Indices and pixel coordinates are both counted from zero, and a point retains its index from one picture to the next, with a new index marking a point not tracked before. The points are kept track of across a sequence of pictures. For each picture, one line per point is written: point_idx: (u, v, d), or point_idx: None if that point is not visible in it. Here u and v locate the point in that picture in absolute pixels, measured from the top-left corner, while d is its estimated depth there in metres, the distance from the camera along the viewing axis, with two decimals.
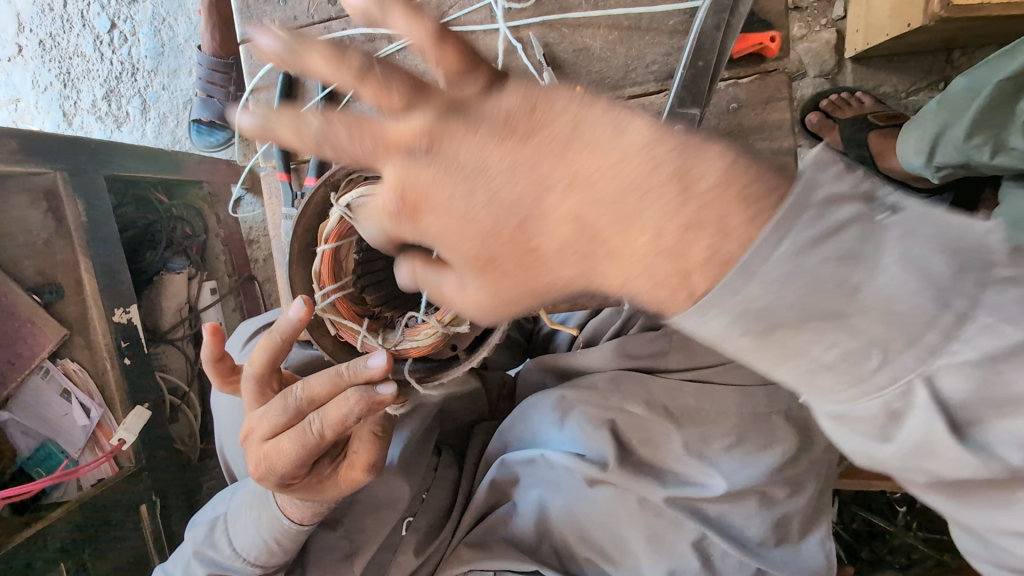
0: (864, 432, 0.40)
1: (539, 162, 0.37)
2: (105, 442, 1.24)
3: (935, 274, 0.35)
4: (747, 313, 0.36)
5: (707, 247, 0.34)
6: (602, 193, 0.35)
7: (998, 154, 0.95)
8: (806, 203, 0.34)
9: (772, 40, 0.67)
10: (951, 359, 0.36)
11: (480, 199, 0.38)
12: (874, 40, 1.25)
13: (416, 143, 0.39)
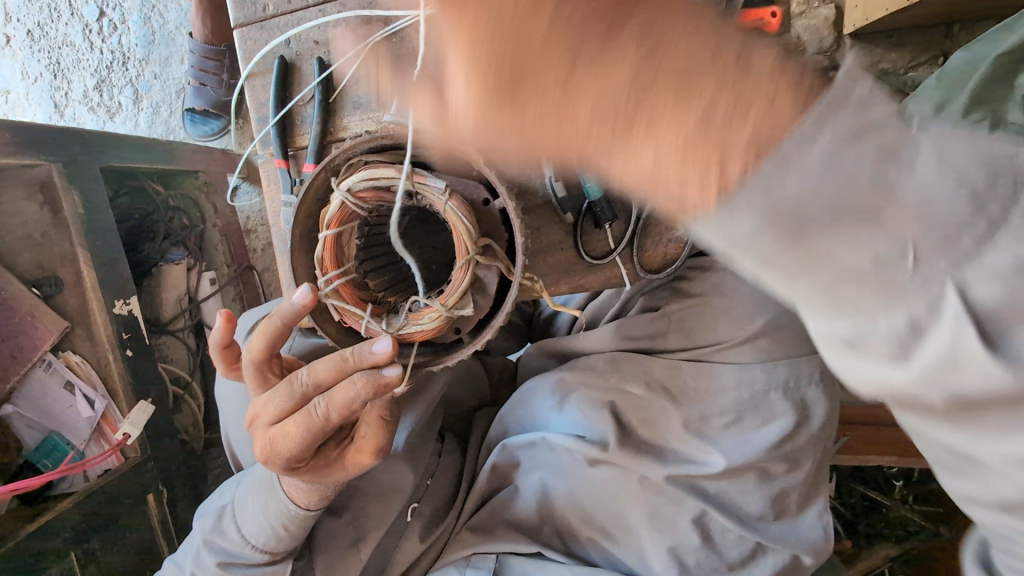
0: (890, 372, 0.32)
1: (572, 38, 0.34)
2: (110, 434, 1.25)
3: (971, 176, 0.30)
4: (774, 206, 0.31)
5: (745, 145, 0.31)
6: (642, 67, 0.32)
7: (994, 130, 0.94)
8: (840, 103, 0.31)
9: (773, 15, 0.66)
10: (988, 265, 0.29)
11: (509, 61, 0.34)
12: (873, 16, 1.24)
13: (444, 18, 0.37)
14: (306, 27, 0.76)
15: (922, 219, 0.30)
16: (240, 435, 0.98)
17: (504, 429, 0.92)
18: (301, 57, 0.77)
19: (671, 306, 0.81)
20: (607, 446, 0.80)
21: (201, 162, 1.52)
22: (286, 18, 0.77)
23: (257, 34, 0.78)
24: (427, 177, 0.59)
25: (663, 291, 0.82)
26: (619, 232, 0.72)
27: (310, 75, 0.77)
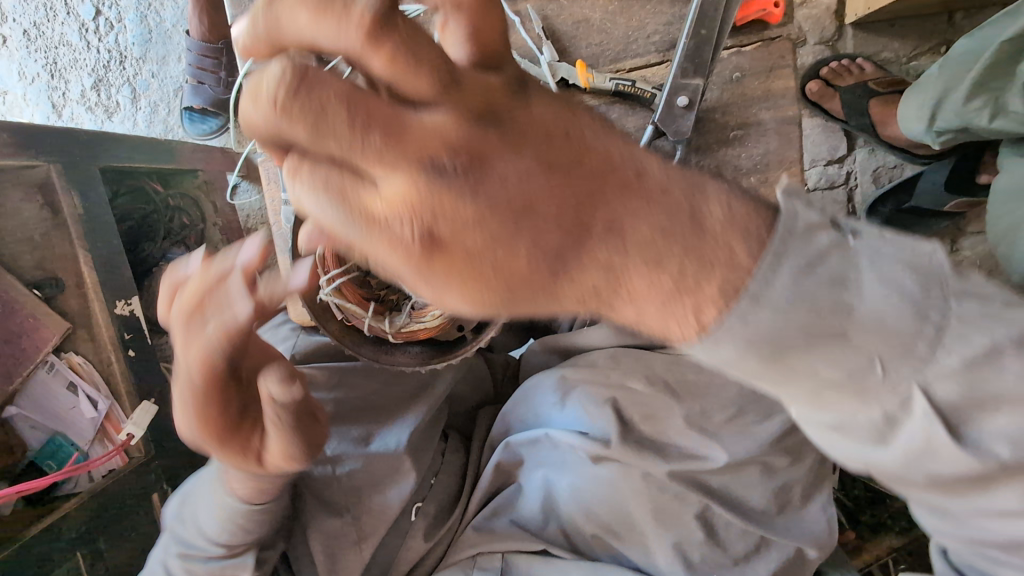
0: (858, 441, 0.38)
1: (577, 200, 0.39)
2: (114, 435, 1.25)
3: (911, 286, 0.36)
4: (752, 336, 0.37)
5: (718, 284, 0.37)
6: (635, 232, 0.38)
7: (997, 118, 0.94)
8: (794, 226, 0.36)
9: (776, 5, 0.67)
10: (939, 367, 0.36)
11: (515, 245, 0.39)
12: (875, 5, 1.23)
13: (443, 160, 0.38)
14: None
15: (885, 334, 0.36)
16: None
17: (506, 428, 0.91)
18: None
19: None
20: (609, 442, 0.79)
21: (200, 161, 1.49)
22: None
23: None
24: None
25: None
26: None
27: None
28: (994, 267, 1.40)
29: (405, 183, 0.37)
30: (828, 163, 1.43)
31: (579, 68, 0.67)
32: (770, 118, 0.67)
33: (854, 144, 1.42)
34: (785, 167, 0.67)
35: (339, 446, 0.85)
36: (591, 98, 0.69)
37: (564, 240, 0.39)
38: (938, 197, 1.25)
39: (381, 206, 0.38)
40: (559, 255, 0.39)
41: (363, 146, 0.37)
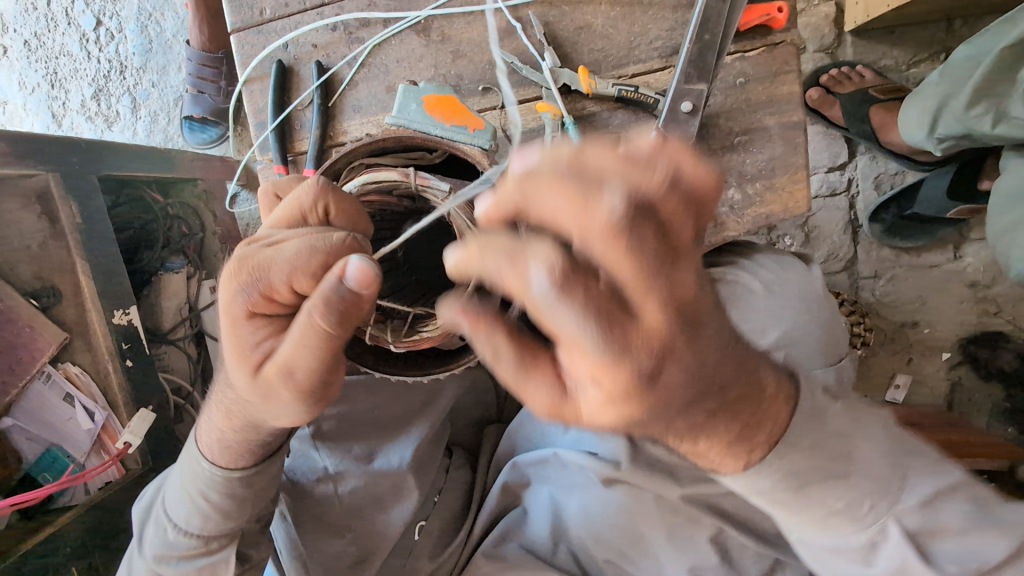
0: (853, 556, 0.55)
1: (715, 375, 0.46)
2: (110, 445, 1.23)
3: (882, 440, 0.56)
4: (787, 474, 0.53)
5: (768, 432, 0.53)
6: (727, 396, 0.49)
7: (999, 124, 0.93)
8: (814, 394, 0.55)
9: (779, 11, 0.65)
10: (908, 501, 0.54)
11: (676, 391, 0.43)
12: (874, 13, 1.23)
13: (665, 329, 0.39)
14: (304, 31, 0.74)
15: (873, 478, 0.54)
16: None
17: (514, 448, 0.92)
18: (298, 61, 0.75)
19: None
20: (619, 463, 0.80)
21: (200, 171, 1.46)
22: (284, 21, 0.75)
23: (255, 39, 0.76)
24: (432, 181, 0.59)
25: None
26: None
27: (309, 79, 0.75)
28: (998, 274, 1.39)
29: (651, 335, 0.39)
30: (829, 170, 1.45)
31: (580, 74, 0.66)
32: (775, 125, 0.66)
33: (855, 150, 1.43)
34: (791, 173, 0.66)
35: (341, 463, 0.84)
36: (593, 103, 0.68)
37: (699, 399, 0.46)
38: (941, 204, 1.25)
39: (609, 344, 0.38)
40: (691, 405, 0.47)
41: (620, 308, 0.38)
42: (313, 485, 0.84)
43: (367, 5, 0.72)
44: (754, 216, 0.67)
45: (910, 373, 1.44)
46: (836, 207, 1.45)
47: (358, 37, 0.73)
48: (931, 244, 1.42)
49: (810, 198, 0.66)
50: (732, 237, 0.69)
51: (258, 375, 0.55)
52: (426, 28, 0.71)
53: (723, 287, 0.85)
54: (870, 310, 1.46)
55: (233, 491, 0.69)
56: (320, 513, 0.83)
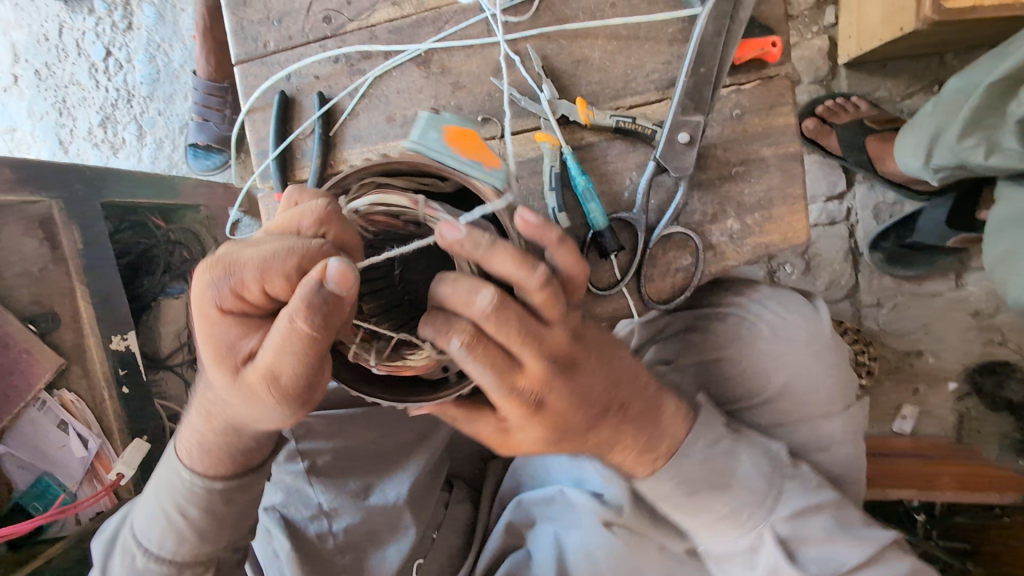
0: (736, 554, 0.75)
1: (607, 389, 0.62)
2: (104, 475, 1.20)
3: (759, 461, 0.74)
4: (682, 484, 0.71)
5: (668, 443, 0.70)
6: (627, 409, 0.65)
7: (993, 154, 0.94)
8: (707, 418, 0.73)
9: (773, 45, 0.65)
10: (778, 514, 0.73)
11: (579, 410, 0.61)
12: (867, 46, 1.26)
13: (561, 354, 0.56)
14: (307, 63, 0.75)
15: (751, 493, 0.73)
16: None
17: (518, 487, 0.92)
18: (301, 91, 0.76)
19: (682, 361, 0.89)
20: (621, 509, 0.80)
21: (202, 196, 1.48)
22: (288, 53, 0.76)
23: (258, 69, 0.77)
24: (442, 215, 0.51)
25: (673, 344, 0.91)
26: (626, 262, 0.68)
27: (310, 108, 0.76)
28: (1000, 303, 1.39)
29: (536, 375, 0.55)
30: (828, 199, 1.46)
31: (579, 104, 0.67)
32: (772, 156, 0.66)
33: (853, 179, 1.44)
34: (789, 203, 0.66)
35: (335, 499, 0.80)
36: (592, 133, 0.69)
37: (598, 411, 0.62)
38: (940, 233, 1.25)
39: (525, 376, 0.55)
40: (594, 418, 0.63)
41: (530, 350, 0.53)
42: (304, 522, 0.79)
43: (368, 38, 0.73)
44: (753, 245, 0.67)
45: (916, 404, 1.44)
46: (836, 235, 1.46)
47: (360, 68, 0.74)
48: (932, 272, 1.42)
49: (808, 228, 0.66)
50: (732, 267, 0.69)
51: (239, 376, 0.55)
52: (427, 60, 0.72)
53: (716, 326, 0.86)
54: (873, 338, 1.45)
55: (211, 506, 0.69)
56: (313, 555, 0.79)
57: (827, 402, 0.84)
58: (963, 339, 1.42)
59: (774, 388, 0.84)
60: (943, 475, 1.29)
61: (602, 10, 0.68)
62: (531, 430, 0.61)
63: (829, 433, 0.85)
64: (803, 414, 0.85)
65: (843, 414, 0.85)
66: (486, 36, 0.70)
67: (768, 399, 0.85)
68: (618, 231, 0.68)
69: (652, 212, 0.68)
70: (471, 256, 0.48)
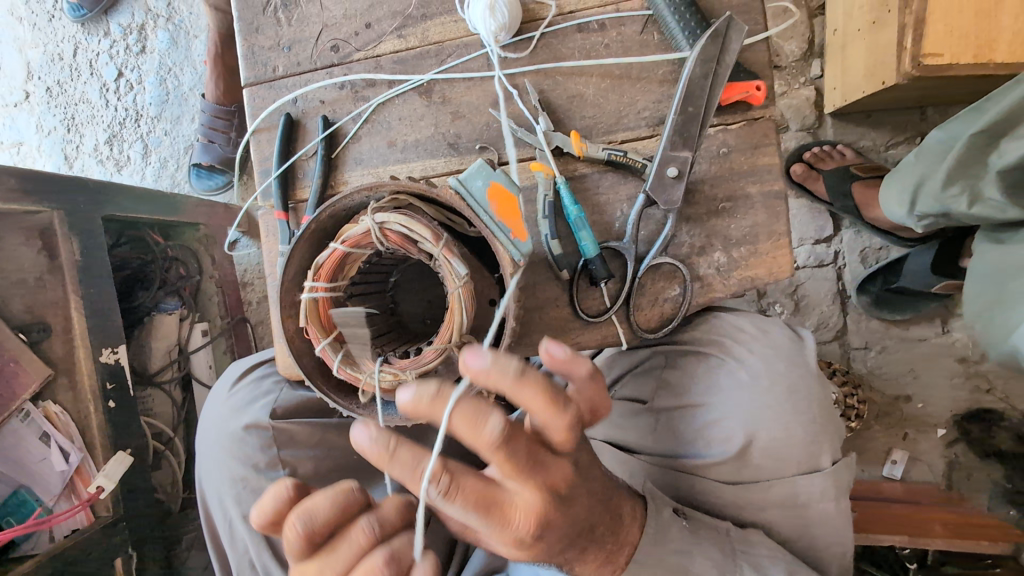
0: None
1: (585, 519, 0.63)
2: (81, 489, 1.19)
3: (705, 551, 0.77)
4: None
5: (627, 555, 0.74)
6: (595, 530, 0.67)
7: (975, 204, 0.97)
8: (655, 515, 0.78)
9: (758, 88, 0.67)
10: None
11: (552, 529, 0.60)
12: (852, 97, 1.31)
13: (557, 485, 0.57)
14: (312, 88, 0.78)
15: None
16: (213, 461, 0.93)
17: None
18: (306, 115, 0.79)
19: (658, 401, 0.90)
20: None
21: (203, 217, 1.51)
22: (295, 78, 0.79)
23: (266, 92, 0.80)
24: (455, 258, 0.55)
25: (649, 381, 0.92)
26: (615, 290, 0.70)
27: (314, 132, 0.78)
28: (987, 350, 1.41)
29: (532, 508, 0.55)
30: (815, 242, 1.49)
31: (572, 137, 0.69)
32: (757, 193, 0.68)
33: (840, 224, 1.47)
34: (774, 240, 0.68)
35: None
36: (584, 165, 0.71)
37: (577, 536, 0.63)
38: (926, 279, 1.27)
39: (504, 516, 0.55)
40: (567, 547, 0.63)
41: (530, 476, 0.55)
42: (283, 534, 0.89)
43: (373, 67, 0.77)
44: (739, 278, 0.68)
45: (905, 449, 1.45)
46: (824, 277, 1.49)
47: (364, 95, 0.77)
48: (919, 317, 1.44)
49: (792, 263, 0.68)
50: (718, 299, 0.70)
51: None
52: (428, 89, 0.75)
53: (701, 360, 0.88)
54: (862, 380, 1.47)
55: None
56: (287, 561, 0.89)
57: (805, 456, 0.85)
58: (949, 385, 1.43)
59: (750, 439, 0.83)
60: (935, 525, 1.28)
61: (597, 51, 0.71)
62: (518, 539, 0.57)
63: (809, 490, 0.84)
64: (779, 468, 0.84)
65: (825, 470, 0.85)
66: (486, 70, 0.74)
67: (746, 447, 0.83)
68: (608, 260, 0.70)
69: (641, 242, 0.70)
70: (495, 386, 0.50)
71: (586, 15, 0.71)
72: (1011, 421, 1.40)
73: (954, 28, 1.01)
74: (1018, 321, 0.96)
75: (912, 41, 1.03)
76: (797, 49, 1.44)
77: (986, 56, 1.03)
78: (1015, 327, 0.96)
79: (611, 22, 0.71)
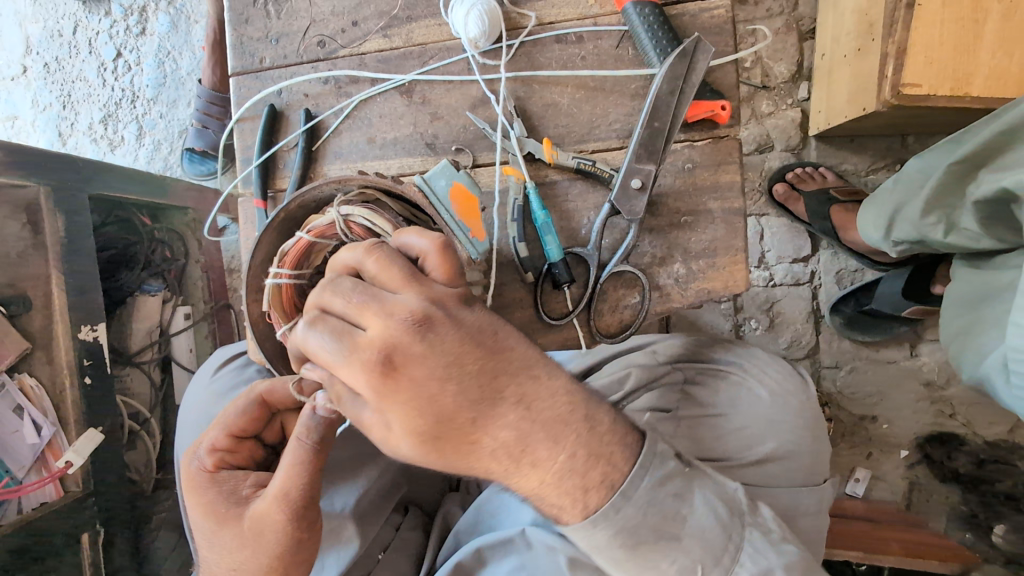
0: None
1: None
2: (52, 462, 1.18)
3: None
4: None
5: None
6: None
7: (951, 233, 1.01)
8: None
9: (723, 108, 0.69)
10: None
11: (447, 395, 0.48)
12: (834, 121, 1.34)
13: None
14: (297, 81, 0.80)
15: (704, 545, 0.58)
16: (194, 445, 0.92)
17: (477, 522, 0.86)
18: (289, 107, 0.81)
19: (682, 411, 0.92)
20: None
21: (192, 200, 1.54)
22: (281, 70, 0.81)
23: (252, 82, 0.82)
24: None
25: (672, 393, 0.92)
26: (577, 295, 0.72)
27: (297, 124, 0.80)
28: (953, 376, 1.44)
29: None
30: (793, 261, 1.52)
31: (544, 144, 0.71)
32: (718, 209, 0.70)
33: (817, 245, 1.50)
34: (732, 255, 0.70)
35: None
36: (555, 172, 0.74)
37: None
38: (896, 302, 1.30)
39: (359, 347, 0.49)
40: None
41: None
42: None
43: (358, 64, 0.79)
44: (697, 290, 0.70)
45: (869, 468, 1.47)
46: (799, 295, 1.51)
47: (347, 91, 0.79)
48: (888, 340, 1.47)
49: (748, 278, 0.70)
50: (677, 309, 0.72)
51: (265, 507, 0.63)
52: (409, 90, 0.77)
53: (727, 384, 0.92)
54: (830, 399, 1.49)
55: None
56: None
57: (807, 470, 0.88)
58: (915, 409, 1.47)
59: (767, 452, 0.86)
60: (891, 542, 1.32)
61: (574, 62, 0.74)
62: (401, 437, 0.49)
63: (807, 502, 0.85)
64: (787, 478, 0.86)
65: (817, 485, 0.88)
66: (466, 74, 0.76)
67: (763, 460, 0.86)
68: (571, 265, 0.72)
69: (604, 250, 0.72)
70: None
71: (565, 27, 0.74)
72: (971, 446, 1.43)
73: (931, 62, 1.05)
74: (985, 348, 1.00)
75: (892, 72, 1.06)
76: (785, 71, 1.48)
77: (962, 89, 1.06)
78: (987, 352, 1.00)
79: (588, 35, 0.73)
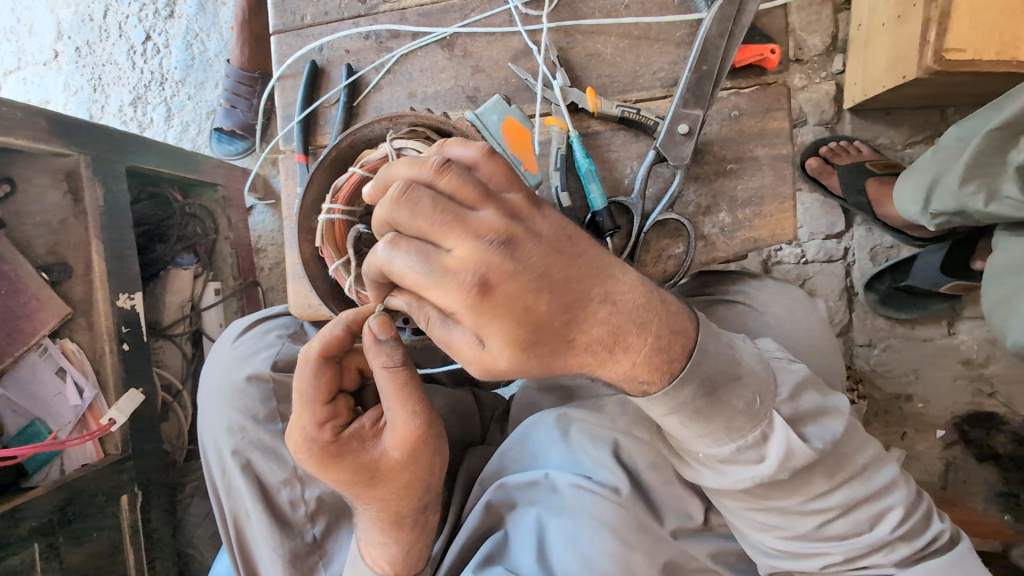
0: None
1: None
2: (92, 423, 1.21)
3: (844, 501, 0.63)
4: None
5: None
6: None
7: (992, 202, 0.98)
8: None
9: (772, 52, 0.69)
10: None
11: (544, 299, 0.50)
12: (871, 92, 1.31)
13: None
14: (338, 37, 0.80)
15: (759, 378, 0.62)
16: (212, 406, 0.91)
17: (501, 468, 0.86)
18: (330, 63, 0.81)
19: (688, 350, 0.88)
20: (620, 490, 0.76)
21: (222, 177, 1.55)
22: (322, 27, 0.81)
23: (293, 40, 0.82)
24: None
25: None
26: (620, 245, 0.71)
27: (337, 79, 0.81)
28: (992, 353, 1.41)
29: None
30: (827, 237, 1.49)
31: (588, 93, 0.71)
32: (765, 156, 0.70)
33: (852, 220, 1.47)
34: (779, 202, 0.70)
35: None
36: (598, 123, 0.73)
37: None
38: (934, 278, 1.28)
39: (450, 267, 0.49)
40: None
41: None
42: (276, 488, 0.87)
43: (398, 19, 0.79)
44: (742, 239, 0.70)
45: (903, 448, 1.45)
46: (832, 272, 1.49)
47: (388, 46, 0.79)
48: (925, 317, 1.44)
49: (795, 226, 0.70)
50: (722, 260, 0.72)
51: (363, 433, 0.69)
52: (451, 43, 0.77)
53: (726, 308, 0.89)
54: (864, 377, 1.47)
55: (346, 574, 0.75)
56: (281, 517, 0.87)
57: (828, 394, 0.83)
58: (952, 388, 1.44)
59: None
60: None
61: (617, 10, 0.73)
62: (494, 349, 0.51)
63: None
64: None
65: None
66: (507, 26, 0.75)
67: None
68: (615, 214, 0.71)
69: (648, 200, 0.71)
70: None
71: None
72: (1013, 424, 1.40)
73: (978, 25, 1.02)
74: None
75: (935, 36, 1.04)
76: (820, 43, 1.43)
77: (1009, 52, 1.04)
78: None
79: None
